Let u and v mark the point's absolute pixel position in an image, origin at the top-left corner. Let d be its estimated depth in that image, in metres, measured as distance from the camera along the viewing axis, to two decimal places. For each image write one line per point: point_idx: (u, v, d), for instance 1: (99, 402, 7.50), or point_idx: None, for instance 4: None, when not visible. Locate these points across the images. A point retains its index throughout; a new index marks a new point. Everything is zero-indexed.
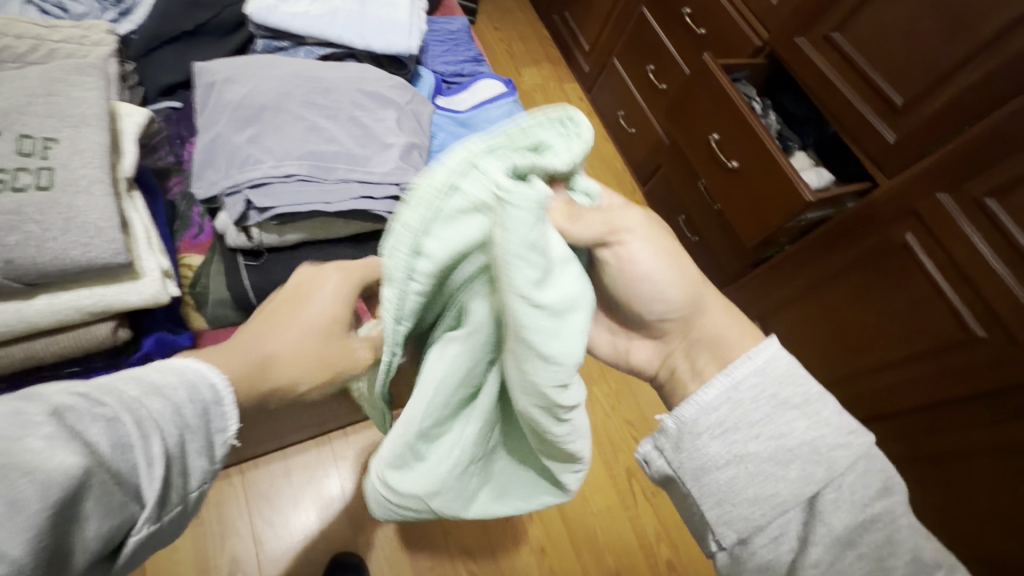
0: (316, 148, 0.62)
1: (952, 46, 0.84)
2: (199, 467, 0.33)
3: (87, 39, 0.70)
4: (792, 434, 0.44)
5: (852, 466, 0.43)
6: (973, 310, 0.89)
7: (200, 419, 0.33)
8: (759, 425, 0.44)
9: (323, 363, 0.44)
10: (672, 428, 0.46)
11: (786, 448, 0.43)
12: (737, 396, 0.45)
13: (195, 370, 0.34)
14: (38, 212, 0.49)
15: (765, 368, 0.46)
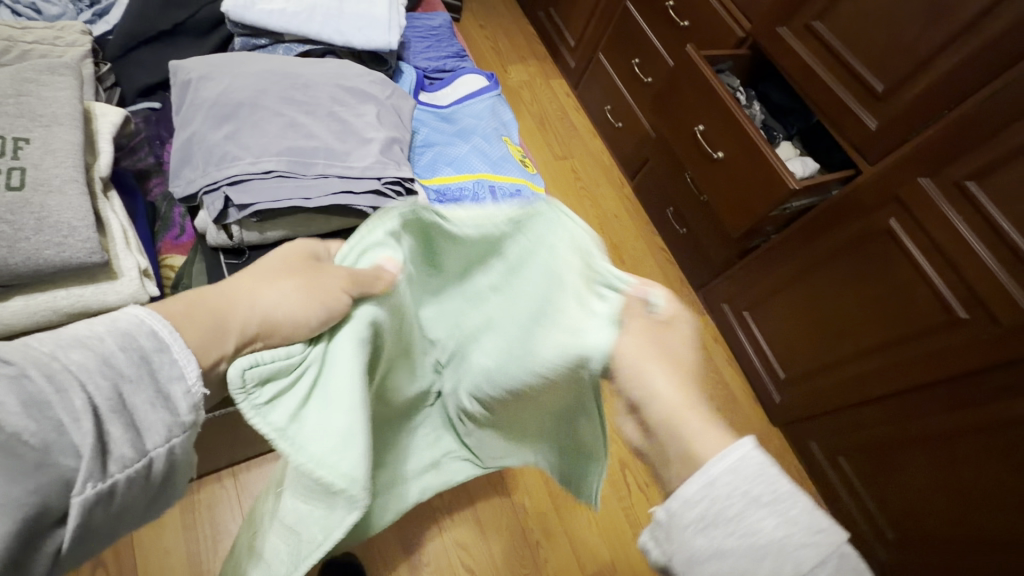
0: (294, 144, 0.62)
1: (930, 31, 0.85)
2: (156, 420, 0.32)
3: (61, 40, 0.69)
4: (762, 533, 0.34)
5: (823, 559, 0.33)
6: (957, 293, 0.90)
7: (139, 367, 0.32)
8: (734, 521, 0.34)
9: (298, 298, 0.42)
10: (663, 519, 0.37)
11: (759, 544, 0.34)
12: (704, 493, 0.35)
13: (128, 319, 0.33)
14: (9, 212, 0.48)
15: (737, 466, 0.35)
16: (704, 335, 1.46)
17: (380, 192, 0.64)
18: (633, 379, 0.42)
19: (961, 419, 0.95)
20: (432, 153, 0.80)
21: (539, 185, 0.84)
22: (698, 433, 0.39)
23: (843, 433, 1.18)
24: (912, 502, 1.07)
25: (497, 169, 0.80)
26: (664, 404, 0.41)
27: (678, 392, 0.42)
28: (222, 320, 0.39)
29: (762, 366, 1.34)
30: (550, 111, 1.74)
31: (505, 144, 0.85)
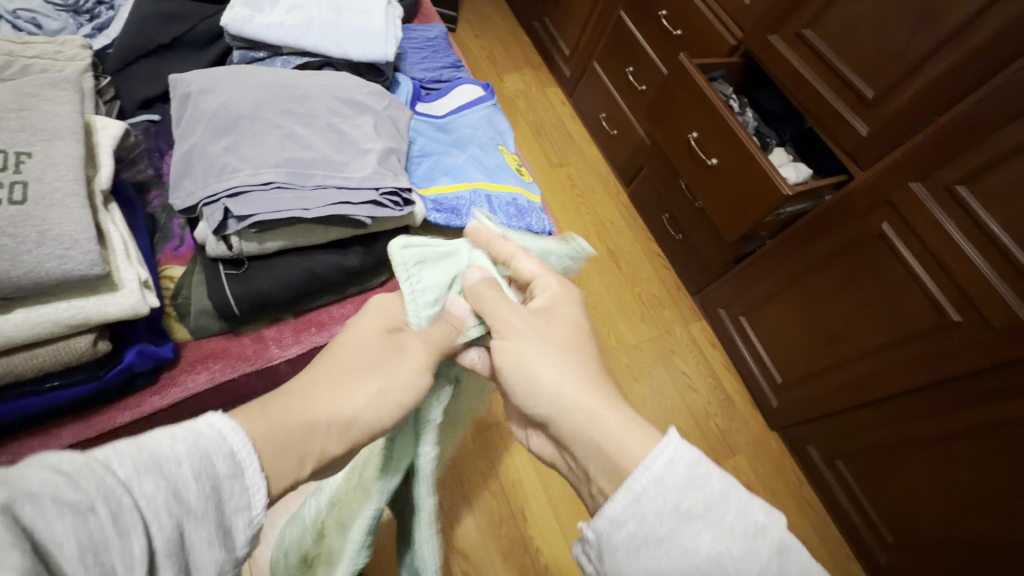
0: (293, 155, 0.62)
1: (918, 39, 0.87)
2: (209, 558, 0.30)
3: (61, 54, 0.70)
4: (696, 548, 0.37)
5: (751, 551, 0.36)
6: (948, 294, 0.91)
7: (207, 502, 0.30)
8: (667, 540, 0.37)
9: (384, 401, 0.44)
10: (592, 538, 0.40)
11: (696, 556, 0.36)
12: (632, 507, 0.38)
13: (210, 438, 0.32)
14: (12, 225, 0.49)
15: (661, 476, 0.39)
16: (700, 341, 1.46)
17: (379, 202, 0.64)
18: (530, 387, 0.47)
19: (956, 420, 0.96)
20: (429, 162, 0.80)
21: (536, 193, 0.84)
22: (623, 443, 0.43)
23: (840, 436, 1.19)
24: (909, 505, 1.08)
25: (493, 178, 0.81)
26: (573, 407, 0.46)
27: (589, 393, 0.46)
28: (308, 444, 0.39)
29: (759, 371, 1.35)
30: (545, 120, 1.75)
31: (501, 153, 0.86)
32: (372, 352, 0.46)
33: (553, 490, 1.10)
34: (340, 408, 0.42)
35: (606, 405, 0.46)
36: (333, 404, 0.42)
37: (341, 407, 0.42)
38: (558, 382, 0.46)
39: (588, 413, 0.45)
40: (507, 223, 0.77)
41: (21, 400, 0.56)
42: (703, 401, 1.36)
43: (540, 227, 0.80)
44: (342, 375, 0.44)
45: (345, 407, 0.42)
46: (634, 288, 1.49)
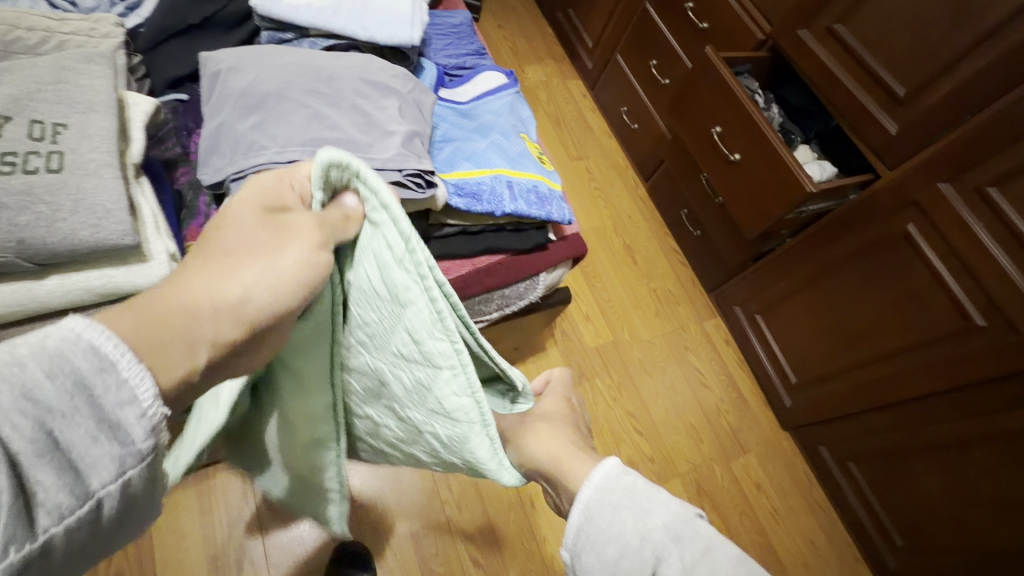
0: (319, 135, 0.63)
1: (954, 35, 0.84)
2: (103, 456, 0.24)
3: (96, 31, 0.72)
4: (623, 533, 0.36)
5: (677, 535, 0.35)
6: (973, 299, 0.89)
7: (71, 398, 0.23)
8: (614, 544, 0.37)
9: (284, 277, 0.34)
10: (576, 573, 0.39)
11: (625, 543, 0.36)
12: (582, 517, 0.39)
13: (50, 331, 0.23)
14: (48, 193, 0.50)
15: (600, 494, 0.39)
16: (714, 338, 1.45)
17: (402, 184, 0.65)
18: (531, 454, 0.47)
19: (972, 426, 0.95)
20: (451, 147, 0.80)
21: (556, 182, 0.84)
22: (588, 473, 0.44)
23: (854, 439, 1.17)
24: (918, 512, 1.08)
25: (515, 164, 0.81)
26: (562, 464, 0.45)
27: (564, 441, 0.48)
28: (189, 331, 0.30)
29: (774, 371, 1.34)
30: (565, 112, 1.74)
31: (523, 141, 0.86)
32: (250, 236, 0.35)
33: None
34: (222, 295, 0.33)
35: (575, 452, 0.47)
36: (218, 287, 0.33)
37: (218, 287, 0.33)
38: (557, 450, 0.47)
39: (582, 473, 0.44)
40: (527, 210, 0.77)
41: None
42: (716, 400, 1.35)
43: (559, 215, 0.80)
44: (222, 257, 0.34)
45: (230, 293, 0.33)
46: (649, 284, 1.49)
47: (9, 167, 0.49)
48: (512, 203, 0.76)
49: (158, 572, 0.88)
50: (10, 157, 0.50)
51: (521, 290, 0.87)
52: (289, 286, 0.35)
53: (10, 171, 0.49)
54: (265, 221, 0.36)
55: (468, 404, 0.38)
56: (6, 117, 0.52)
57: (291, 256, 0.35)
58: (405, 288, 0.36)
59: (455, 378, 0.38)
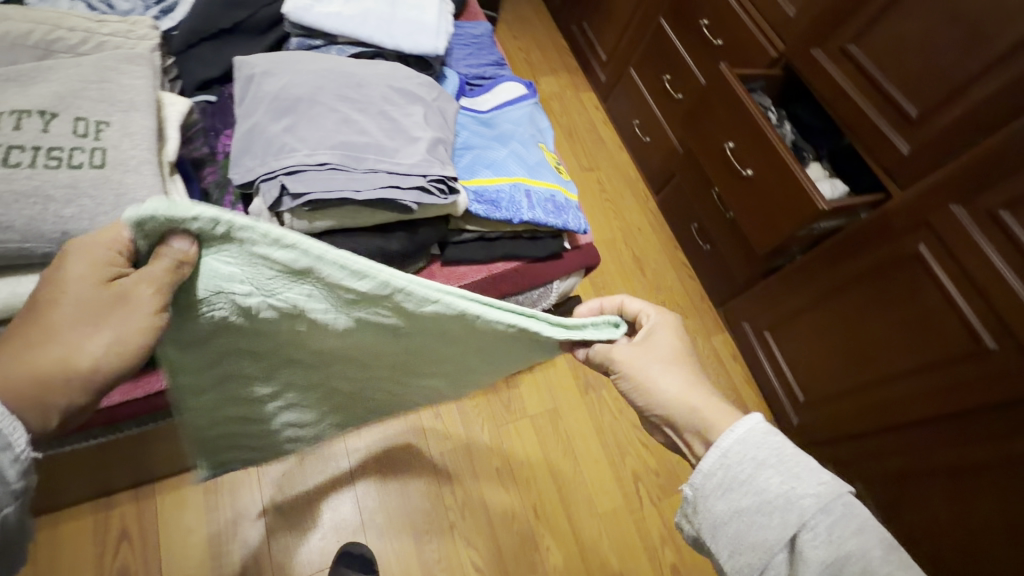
0: (347, 139, 0.65)
1: (967, 60, 0.86)
2: None
3: (133, 33, 0.74)
4: (768, 491, 0.42)
5: (825, 506, 0.41)
6: (985, 322, 0.89)
7: None
8: (747, 482, 0.43)
9: (127, 342, 0.41)
10: (690, 496, 0.45)
11: (768, 501, 0.42)
12: (720, 463, 0.45)
13: None
14: (92, 187, 0.52)
15: (744, 437, 0.45)
16: (722, 353, 1.46)
17: (425, 189, 0.66)
18: (650, 393, 0.52)
19: (981, 449, 0.94)
20: (472, 155, 0.82)
21: (573, 193, 0.86)
22: (716, 418, 0.50)
23: (860, 457, 1.17)
24: (925, 536, 1.07)
25: (533, 174, 0.82)
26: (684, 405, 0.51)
27: (691, 394, 0.52)
28: (53, 392, 0.40)
29: (781, 387, 1.34)
30: (578, 123, 1.77)
31: (541, 150, 0.87)
32: (91, 301, 0.40)
33: (567, 489, 1.13)
34: (71, 363, 0.40)
35: (696, 394, 0.52)
36: (67, 353, 0.40)
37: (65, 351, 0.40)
38: (681, 393, 0.52)
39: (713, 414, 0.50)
40: (544, 219, 0.78)
41: None
42: None
43: (575, 225, 0.82)
44: (62, 321, 0.40)
45: (81, 359, 0.40)
46: (658, 296, 1.49)
47: (56, 162, 0.52)
48: (530, 211, 0.78)
49: (163, 565, 0.90)
50: (58, 153, 0.53)
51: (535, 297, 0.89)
52: (131, 354, 0.41)
53: (57, 165, 0.52)
54: (98, 281, 0.40)
55: (443, 308, 0.43)
56: (53, 114, 0.54)
57: (129, 322, 0.40)
58: (285, 259, 0.41)
59: (407, 298, 0.42)
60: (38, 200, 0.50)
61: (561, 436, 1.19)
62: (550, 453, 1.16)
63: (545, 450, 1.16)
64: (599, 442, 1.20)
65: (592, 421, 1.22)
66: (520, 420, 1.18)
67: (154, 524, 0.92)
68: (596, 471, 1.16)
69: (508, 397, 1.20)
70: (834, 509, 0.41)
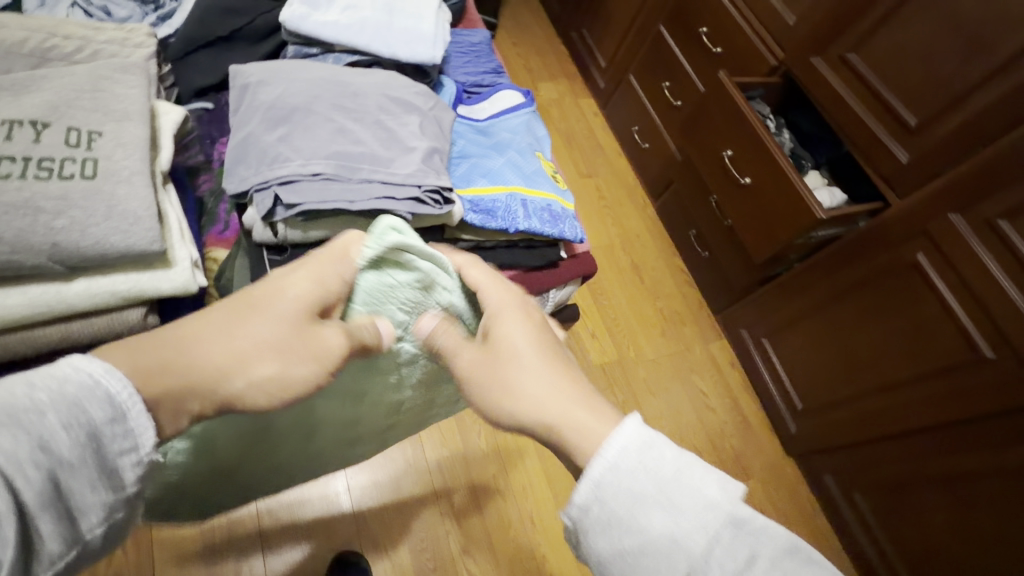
0: (342, 149, 0.65)
1: (966, 69, 0.86)
2: (96, 502, 0.32)
3: (129, 40, 0.73)
4: (650, 530, 0.36)
5: (716, 537, 0.35)
6: (983, 331, 0.89)
7: (81, 450, 0.31)
8: (627, 521, 0.36)
9: (283, 387, 0.41)
10: (573, 529, 0.38)
11: (653, 541, 0.35)
12: (597, 494, 0.37)
13: (77, 385, 0.32)
14: (83, 198, 0.52)
15: (616, 462, 0.38)
16: (720, 361, 1.45)
17: (420, 199, 0.66)
18: (516, 401, 0.45)
19: (980, 459, 0.94)
20: (468, 164, 0.82)
21: (570, 202, 0.85)
22: (591, 426, 0.42)
23: (858, 466, 1.17)
24: (923, 545, 1.06)
25: (530, 182, 0.82)
26: (562, 412, 0.43)
27: (562, 395, 0.44)
28: (189, 393, 0.37)
29: (779, 396, 1.34)
30: (577, 129, 1.77)
31: (538, 159, 0.87)
32: (293, 330, 0.42)
33: (562, 497, 1.12)
34: (230, 372, 0.39)
35: (582, 400, 0.44)
36: (226, 359, 0.39)
37: (230, 351, 0.39)
38: (547, 395, 0.44)
39: (563, 413, 0.43)
40: (540, 228, 0.78)
41: None
42: (719, 422, 1.35)
43: (571, 234, 0.81)
44: (247, 327, 0.40)
45: (240, 375, 0.39)
46: (656, 303, 1.49)
47: (46, 173, 0.52)
48: (527, 220, 0.77)
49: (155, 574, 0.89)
50: (48, 163, 0.52)
51: None
52: (275, 397, 0.41)
53: (48, 176, 0.52)
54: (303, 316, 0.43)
55: None
56: (45, 124, 0.54)
57: (303, 366, 0.41)
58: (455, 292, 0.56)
59: None
60: (28, 212, 0.50)
61: (557, 445, 1.18)
62: (546, 460, 1.15)
63: (541, 458, 1.15)
64: None
65: None
66: (516, 428, 1.17)
67: (146, 532, 0.92)
68: None
69: None
70: (726, 538, 0.35)
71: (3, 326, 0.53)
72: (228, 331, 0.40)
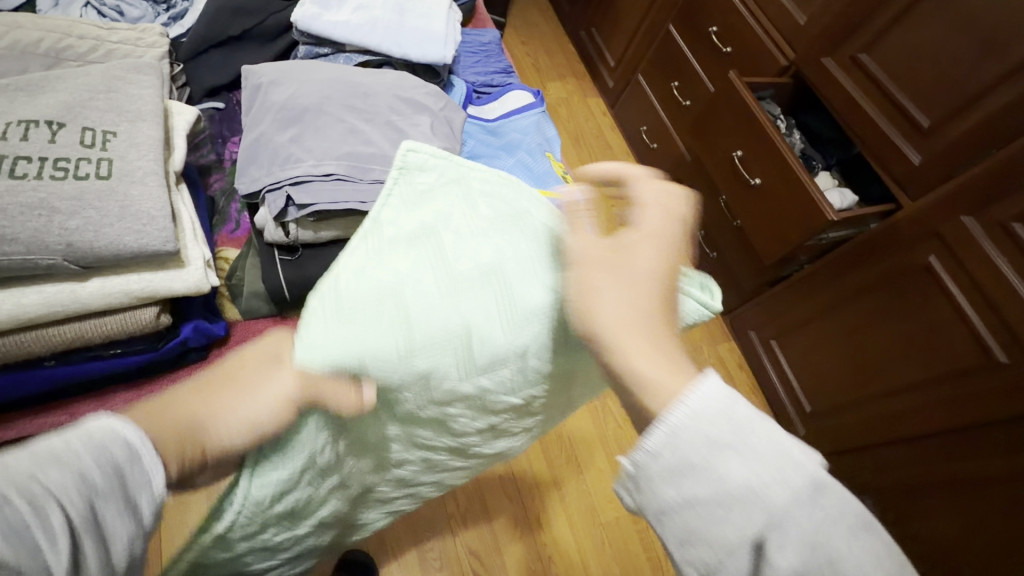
0: (354, 149, 0.65)
1: (980, 70, 0.85)
2: (125, 530, 0.28)
3: (142, 40, 0.74)
4: (729, 478, 0.31)
5: (798, 498, 0.31)
6: (996, 334, 0.88)
7: (110, 483, 0.27)
8: (698, 467, 0.32)
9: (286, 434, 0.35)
10: (630, 469, 0.33)
11: (729, 492, 0.31)
12: (667, 439, 0.32)
13: (101, 428, 0.28)
14: (98, 199, 0.52)
15: (697, 411, 0.33)
16: (728, 362, 1.44)
17: None
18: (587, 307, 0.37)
19: (991, 464, 0.92)
20: (478, 164, 0.82)
21: (580, 203, 0.85)
22: (661, 370, 0.35)
23: (868, 470, 1.16)
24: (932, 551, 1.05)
25: (540, 183, 0.82)
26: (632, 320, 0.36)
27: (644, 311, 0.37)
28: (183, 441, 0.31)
29: (788, 398, 1.33)
30: (585, 129, 1.76)
31: (548, 160, 0.87)
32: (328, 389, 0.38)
33: (569, 497, 1.12)
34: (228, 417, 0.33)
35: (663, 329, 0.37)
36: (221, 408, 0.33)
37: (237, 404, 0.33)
38: (625, 308, 0.36)
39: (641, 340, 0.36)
40: None
41: (86, 362, 0.62)
42: None
43: None
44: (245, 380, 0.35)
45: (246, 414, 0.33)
46: None
47: (61, 173, 0.52)
48: None
49: None
50: (64, 163, 0.53)
51: None
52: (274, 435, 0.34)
53: (63, 176, 0.52)
54: None
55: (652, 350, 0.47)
56: (60, 124, 0.54)
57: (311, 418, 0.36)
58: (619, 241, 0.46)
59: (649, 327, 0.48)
60: (43, 212, 0.50)
61: (564, 445, 1.18)
62: (552, 460, 1.15)
63: (548, 458, 1.15)
64: (603, 451, 1.19)
65: (596, 430, 1.21)
66: None
67: None
68: (600, 481, 1.15)
69: None
70: (806, 498, 0.31)
71: (22, 324, 0.54)
72: (240, 387, 0.35)
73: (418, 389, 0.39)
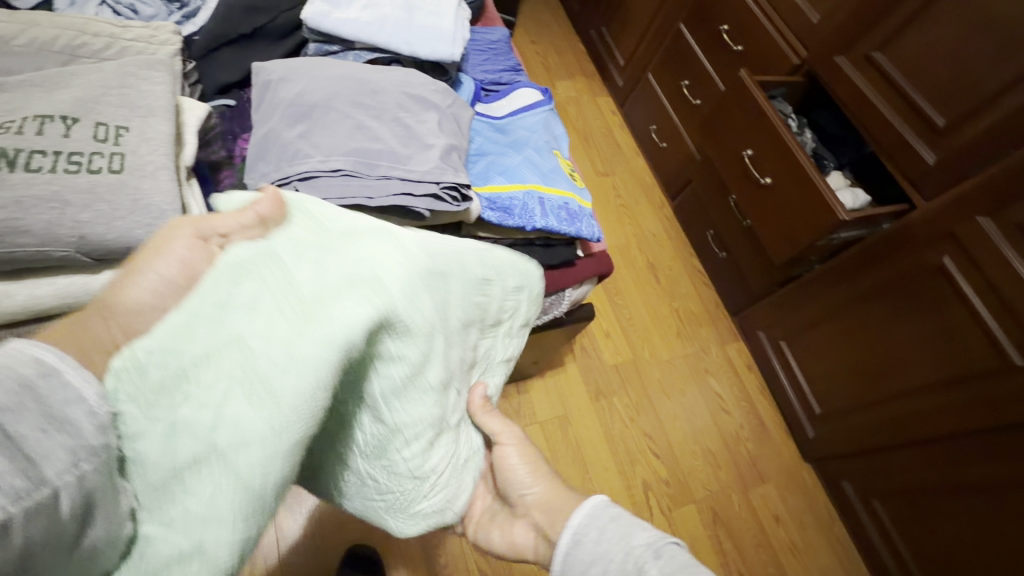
0: (361, 145, 0.65)
1: (997, 70, 0.84)
2: (59, 448, 0.27)
3: (155, 38, 0.75)
4: (603, 554, 0.46)
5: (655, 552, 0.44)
6: (1012, 338, 0.86)
7: (13, 396, 0.26)
8: (589, 558, 0.47)
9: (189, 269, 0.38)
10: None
11: (606, 559, 0.46)
12: (570, 549, 0.48)
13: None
14: (109, 192, 0.53)
15: (585, 521, 0.49)
16: (736, 363, 1.43)
17: (437, 196, 0.66)
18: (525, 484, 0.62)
19: (1008, 470, 0.90)
20: (485, 161, 0.82)
21: (587, 200, 0.85)
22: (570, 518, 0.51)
23: (879, 474, 1.14)
24: (944, 556, 1.04)
25: (547, 181, 0.82)
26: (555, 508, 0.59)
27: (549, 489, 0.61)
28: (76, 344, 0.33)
29: (796, 400, 1.32)
30: (594, 128, 1.76)
31: (555, 157, 0.87)
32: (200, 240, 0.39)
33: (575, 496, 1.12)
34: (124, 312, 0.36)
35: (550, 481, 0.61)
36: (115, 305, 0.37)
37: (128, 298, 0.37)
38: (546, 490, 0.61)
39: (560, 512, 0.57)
40: (557, 227, 0.78)
41: None
42: (736, 425, 1.33)
43: (588, 233, 0.81)
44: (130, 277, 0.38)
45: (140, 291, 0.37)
46: (672, 303, 1.48)
47: (75, 167, 0.53)
48: (543, 218, 0.77)
49: None
50: (77, 158, 0.54)
51: (545, 305, 0.88)
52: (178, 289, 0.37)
53: (76, 170, 0.53)
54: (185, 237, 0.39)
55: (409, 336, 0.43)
56: (74, 119, 0.55)
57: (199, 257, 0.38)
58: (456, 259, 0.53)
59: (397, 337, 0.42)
60: (56, 205, 0.51)
61: (571, 444, 1.18)
62: (559, 459, 1.15)
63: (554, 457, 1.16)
64: (609, 451, 1.20)
65: (603, 431, 1.22)
66: (530, 427, 1.18)
67: None
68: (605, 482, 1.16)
69: (520, 403, 1.20)
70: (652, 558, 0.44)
71: (38, 315, 0.55)
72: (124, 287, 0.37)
73: (265, 387, 0.34)
